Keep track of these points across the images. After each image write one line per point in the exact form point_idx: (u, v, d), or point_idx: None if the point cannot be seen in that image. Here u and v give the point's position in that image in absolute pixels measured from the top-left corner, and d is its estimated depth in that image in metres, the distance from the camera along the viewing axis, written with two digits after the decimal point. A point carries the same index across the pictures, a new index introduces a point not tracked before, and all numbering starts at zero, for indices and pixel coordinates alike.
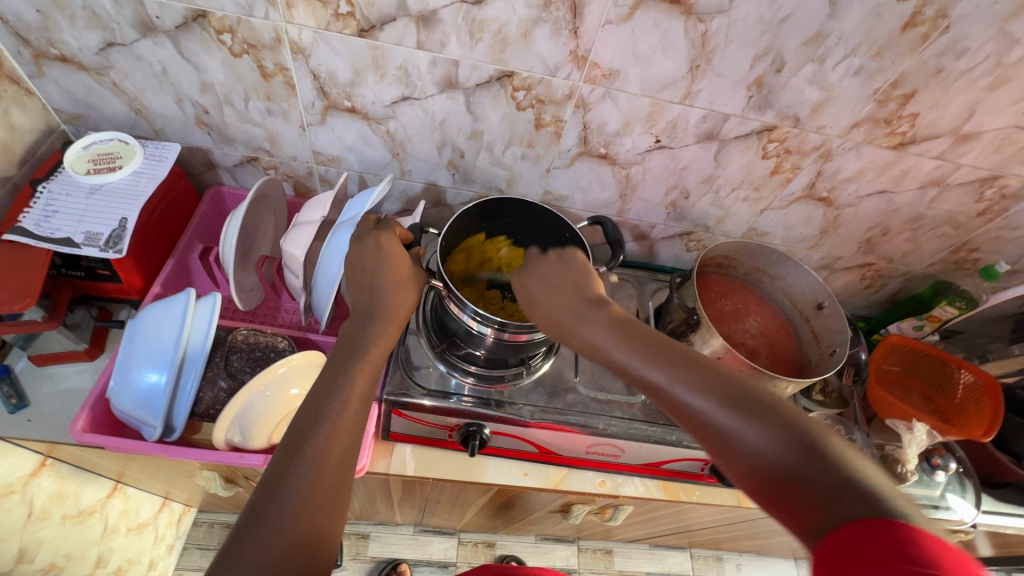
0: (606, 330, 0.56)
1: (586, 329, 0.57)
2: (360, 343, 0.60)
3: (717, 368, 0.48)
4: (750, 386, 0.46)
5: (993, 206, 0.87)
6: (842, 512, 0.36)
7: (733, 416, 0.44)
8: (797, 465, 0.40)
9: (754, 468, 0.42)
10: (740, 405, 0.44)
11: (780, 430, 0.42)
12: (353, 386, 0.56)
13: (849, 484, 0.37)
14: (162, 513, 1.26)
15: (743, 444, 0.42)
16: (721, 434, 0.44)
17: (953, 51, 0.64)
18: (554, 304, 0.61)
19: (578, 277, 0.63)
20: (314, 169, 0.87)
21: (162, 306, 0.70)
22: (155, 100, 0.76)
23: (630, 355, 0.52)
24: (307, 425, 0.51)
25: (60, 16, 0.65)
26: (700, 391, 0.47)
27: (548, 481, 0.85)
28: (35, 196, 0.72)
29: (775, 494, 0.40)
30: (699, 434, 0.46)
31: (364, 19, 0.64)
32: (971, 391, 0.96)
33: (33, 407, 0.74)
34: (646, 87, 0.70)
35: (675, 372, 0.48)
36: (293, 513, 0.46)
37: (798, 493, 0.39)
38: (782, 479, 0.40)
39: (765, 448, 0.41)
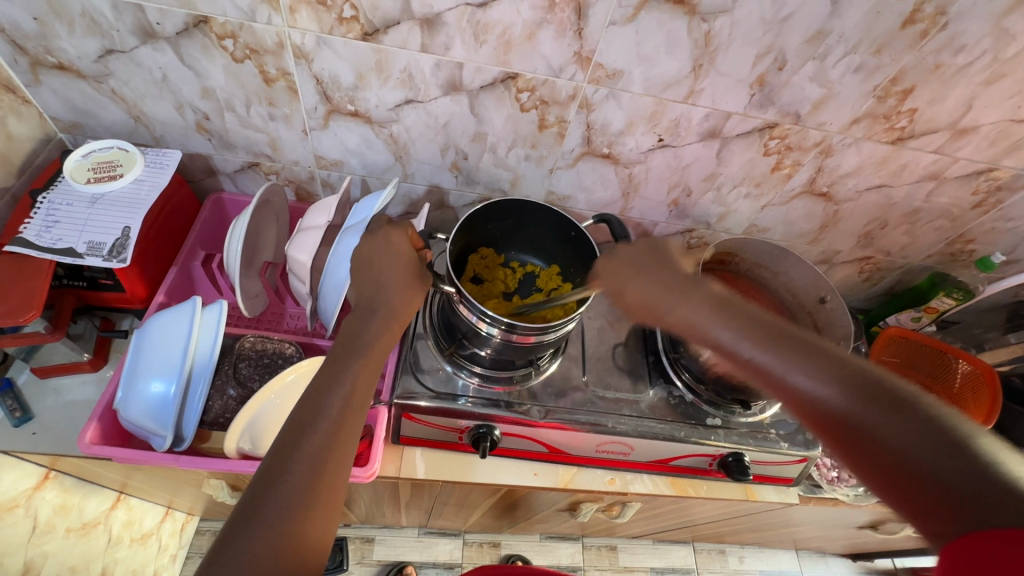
0: (708, 313, 0.55)
1: (683, 310, 0.57)
2: (366, 341, 0.60)
3: (829, 355, 0.48)
4: (864, 375, 0.46)
5: (989, 198, 0.88)
6: (981, 514, 0.38)
7: (845, 403, 0.45)
8: (919, 458, 0.41)
9: (856, 448, 0.44)
10: (859, 394, 0.45)
11: (903, 422, 0.43)
12: (353, 383, 0.56)
13: (985, 483, 0.38)
14: (165, 522, 1.24)
15: (866, 432, 0.44)
16: (835, 420, 0.45)
17: (951, 47, 0.65)
18: (651, 288, 0.59)
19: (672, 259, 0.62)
20: (315, 174, 0.87)
21: (169, 314, 0.70)
22: (155, 107, 0.76)
23: (738, 334, 0.53)
24: (303, 423, 0.51)
25: (58, 23, 0.64)
26: (820, 376, 0.47)
27: (558, 480, 0.85)
28: (34, 206, 0.71)
29: (885, 480, 0.43)
30: (806, 416, 0.48)
31: (368, 23, 0.64)
32: (969, 379, 0.98)
33: (37, 420, 0.74)
34: (649, 87, 0.71)
35: (786, 357, 0.49)
36: (287, 511, 0.46)
37: (920, 486, 0.41)
38: (896, 469, 0.42)
39: (883, 437, 0.43)
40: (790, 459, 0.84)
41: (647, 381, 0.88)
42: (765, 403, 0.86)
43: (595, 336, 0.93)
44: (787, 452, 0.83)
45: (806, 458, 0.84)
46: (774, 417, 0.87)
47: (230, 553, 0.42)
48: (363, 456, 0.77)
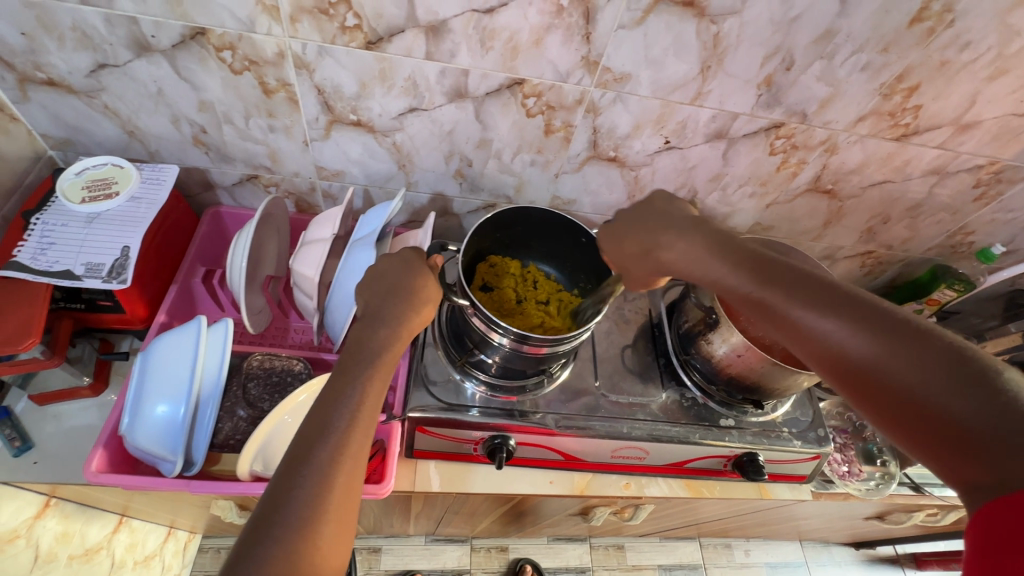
0: (707, 255, 0.56)
1: (681, 248, 0.58)
2: (371, 350, 0.57)
3: (842, 295, 0.47)
4: (876, 313, 0.45)
5: (989, 191, 0.89)
6: (1002, 460, 0.35)
7: (854, 343, 0.44)
8: (930, 395, 0.39)
9: (868, 392, 0.43)
10: (871, 330, 0.44)
11: (917, 360, 0.41)
12: (365, 392, 0.53)
13: (1008, 424, 0.36)
14: (168, 542, 1.22)
15: (874, 371, 0.43)
16: (842, 360, 0.45)
17: (956, 44, 0.65)
18: (657, 238, 0.60)
19: (672, 214, 0.62)
20: (316, 184, 0.85)
21: (174, 335, 0.68)
22: (149, 121, 0.73)
23: (748, 278, 0.53)
24: (313, 437, 0.49)
25: (47, 38, 0.62)
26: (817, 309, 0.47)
27: (574, 487, 0.84)
28: (28, 228, 0.69)
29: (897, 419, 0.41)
30: (815, 358, 0.47)
31: (372, 31, 0.62)
32: None
33: (38, 448, 0.71)
34: (657, 89, 0.70)
35: (792, 299, 0.49)
36: (297, 531, 0.44)
37: (933, 427, 0.39)
38: (908, 412, 0.40)
39: (892, 374, 0.42)
40: (803, 457, 0.84)
41: (659, 384, 0.87)
42: (776, 402, 0.87)
43: (604, 340, 0.92)
44: (801, 450, 0.83)
45: (819, 455, 0.85)
46: (785, 415, 0.87)
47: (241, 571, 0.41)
48: (378, 473, 0.75)
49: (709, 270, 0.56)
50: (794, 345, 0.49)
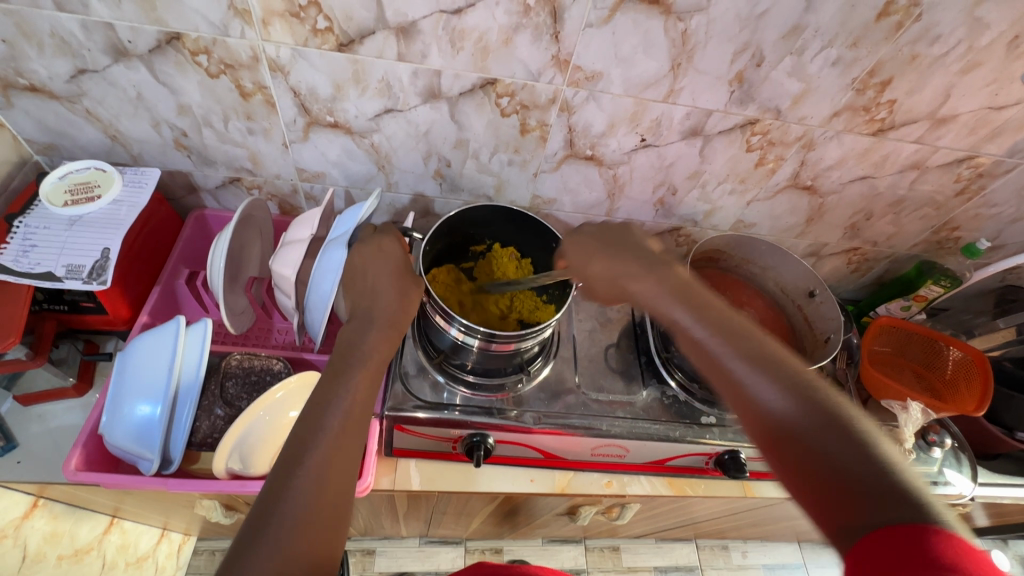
0: (665, 294, 0.57)
1: (638, 286, 0.59)
2: (359, 353, 0.59)
3: (772, 356, 0.49)
4: (801, 375, 0.48)
5: (971, 185, 0.88)
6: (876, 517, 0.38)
7: (777, 393, 0.46)
8: (831, 452, 0.42)
9: (780, 444, 0.45)
10: (807, 405, 0.45)
11: (825, 422, 0.44)
12: (354, 398, 0.54)
13: (889, 487, 0.39)
14: (161, 544, 1.23)
15: (789, 426, 0.45)
16: (774, 421, 0.46)
17: (926, 38, 0.65)
18: (623, 277, 0.61)
19: (642, 249, 0.63)
20: (298, 186, 0.86)
21: (152, 334, 0.69)
22: (131, 125, 0.75)
23: (694, 330, 0.53)
24: (302, 439, 0.50)
25: (27, 44, 0.63)
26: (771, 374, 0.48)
27: (555, 486, 0.85)
28: (11, 230, 0.70)
29: (798, 471, 0.43)
30: (742, 408, 0.48)
31: (343, 33, 0.63)
32: (961, 365, 0.97)
33: (22, 448, 0.72)
34: (629, 87, 0.70)
35: (734, 351, 0.50)
36: (291, 530, 0.44)
37: (829, 482, 0.41)
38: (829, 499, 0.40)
39: (806, 431, 0.44)
40: None
41: (640, 382, 0.87)
42: None
43: (587, 339, 0.92)
44: None
45: None
46: None
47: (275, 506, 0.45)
48: (356, 469, 0.76)
49: (663, 313, 0.57)
50: (724, 392, 0.50)
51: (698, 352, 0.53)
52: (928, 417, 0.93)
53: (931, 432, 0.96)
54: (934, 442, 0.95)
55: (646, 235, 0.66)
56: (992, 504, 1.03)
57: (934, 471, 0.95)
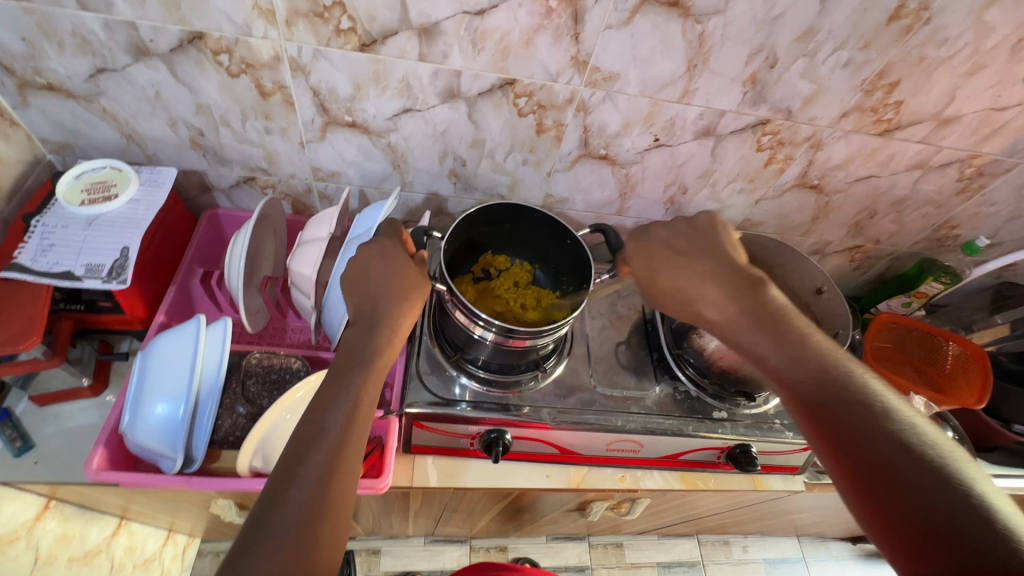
0: (732, 308, 0.57)
1: (717, 296, 0.59)
2: (366, 354, 0.59)
3: (845, 376, 0.49)
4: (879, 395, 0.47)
5: (972, 184, 0.91)
6: (948, 552, 0.38)
7: (856, 415, 0.46)
8: (907, 482, 0.41)
9: (850, 463, 0.45)
10: (869, 415, 0.45)
11: (898, 439, 0.44)
12: (357, 397, 0.55)
13: (960, 511, 0.39)
14: (167, 546, 1.21)
15: (865, 438, 0.44)
16: (841, 436, 0.46)
17: (934, 41, 0.67)
18: (693, 290, 0.61)
19: (721, 254, 0.62)
20: (313, 186, 0.87)
21: (173, 333, 0.69)
22: (147, 124, 0.75)
23: (766, 342, 0.54)
24: (308, 438, 0.51)
25: (47, 43, 0.63)
26: (837, 391, 0.48)
27: (570, 481, 0.86)
28: (28, 230, 0.70)
29: (867, 500, 0.43)
30: (817, 434, 0.48)
31: (366, 34, 0.64)
32: (959, 359, 0.99)
33: (39, 448, 0.72)
34: (645, 88, 0.72)
35: (805, 365, 0.50)
36: (293, 529, 0.44)
37: (895, 498, 0.41)
38: (890, 507, 0.41)
39: (877, 446, 0.44)
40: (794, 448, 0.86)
41: (652, 378, 0.88)
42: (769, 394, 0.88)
43: (598, 336, 0.93)
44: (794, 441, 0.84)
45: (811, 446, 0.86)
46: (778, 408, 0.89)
47: (283, 496, 0.46)
48: (375, 468, 0.76)
49: (728, 324, 0.58)
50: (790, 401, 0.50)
51: (766, 367, 0.53)
52: (930, 410, 0.95)
53: (933, 425, 0.98)
54: None
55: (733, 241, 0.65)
56: (991, 495, 1.05)
57: None
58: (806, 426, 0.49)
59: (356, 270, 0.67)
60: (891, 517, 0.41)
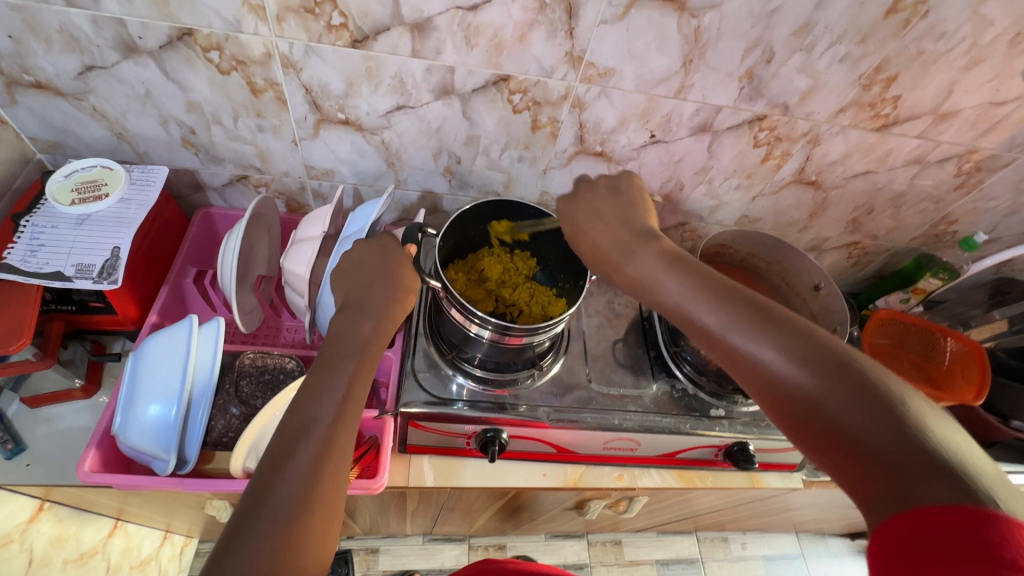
0: (657, 265, 0.55)
1: (633, 259, 0.57)
2: (353, 343, 0.59)
3: (780, 319, 0.47)
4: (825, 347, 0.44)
5: (970, 179, 0.90)
6: (920, 488, 0.35)
7: (806, 378, 0.43)
8: (849, 422, 0.39)
9: (794, 412, 0.43)
10: (804, 359, 0.43)
11: (833, 379, 0.41)
12: (348, 386, 0.54)
13: (921, 455, 0.36)
14: (164, 547, 1.21)
15: (817, 406, 0.42)
16: (780, 388, 0.44)
17: (932, 34, 0.66)
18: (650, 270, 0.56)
19: (631, 219, 0.62)
20: (306, 184, 0.86)
21: (164, 334, 0.69)
22: (138, 122, 0.74)
23: (686, 298, 0.52)
24: (298, 428, 0.50)
25: (34, 41, 0.62)
26: (767, 337, 0.46)
27: (567, 480, 0.85)
28: (18, 230, 0.69)
29: (818, 447, 0.41)
30: (756, 386, 0.46)
31: (357, 29, 0.63)
32: (958, 356, 1.00)
33: (31, 451, 0.72)
34: (641, 83, 0.71)
35: (731, 315, 0.48)
36: (283, 521, 0.44)
37: (854, 455, 0.39)
38: (841, 451, 0.39)
39: (830, 405, 0.41)
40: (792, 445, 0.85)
41: (649, 376, 0.88)
42: None
43: (595, 334, 0.93)
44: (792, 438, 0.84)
45: None
46: None
47: (272, 488, 0.46)
48: (371, 468, 0.75)
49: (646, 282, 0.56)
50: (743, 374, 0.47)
51: (693, 324, 0.51)
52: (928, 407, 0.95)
53: None
54: None
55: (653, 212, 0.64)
56: None
57: None
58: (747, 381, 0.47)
59: (351, 269, 0.66)
60: (843, 461, 0.39)
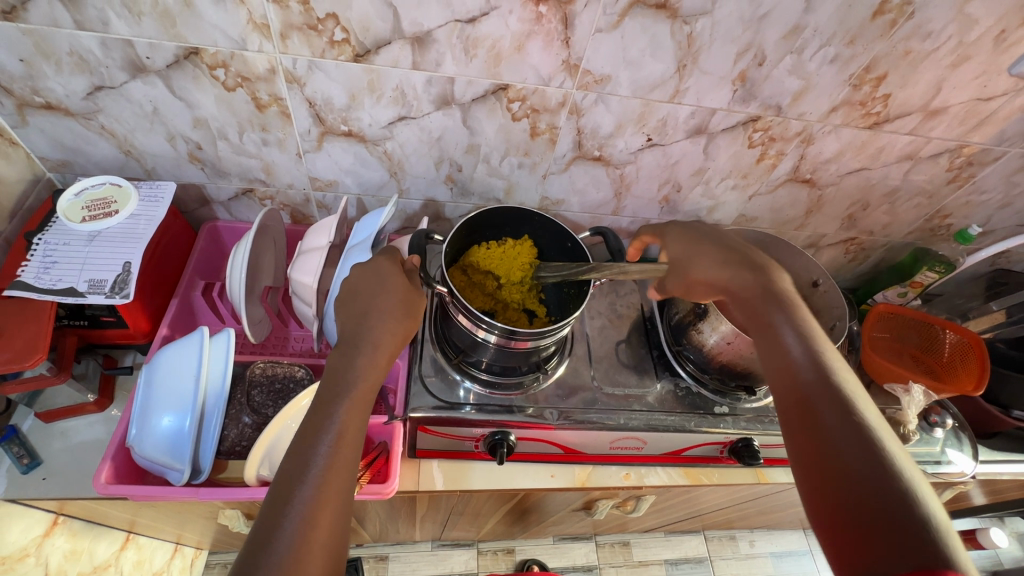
0: (754, 289, 0.62)
1: (732, 275, 0.64)
2: (349, 376, 0.59)
3: (832, 365, 0.52)
4: (843, 386, 0.50)
5: (962, 173, 0.92)
6: (887, 533, 0.39)
7: (823, 398, 0.49)
8: (849, 457, 0.44)
9: (808, 431, 0.48)
10: (842, 400, 0.49)
11: (854, 423, 0.46)
12: (350, 409, 0.56)
13: (902, 500, 0.41)
14: (175, 559, 1.21)
15: (821, 421, 0.48)
16: (805, 406, 0.50)
17: (919, 34, 0.68)
18: (719, 277, 0.65)
19: (730, 246, 0.68)
20: (310, 196, 0.87)
21: (176, 346, 0.70)
22: (146, 140, 0.75)
23: (773, 316, 0.58)
24: (292, 475, 0.51)
25: (45, 63, 0.64)
26: (817, 371, 0.52)
27: (574, 480, 0.86)
28: (30, 248, 0.71)
29: (814, 470, 0.46)
30: (786, 399, 0.52)
31: (359, 44, 0.65)
32: (957, 348, 1.00)
33: (47, 465, 0.73)
34: (636, 89, 0.73)
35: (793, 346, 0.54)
36: (280, 575, 0.45)
37: (841, 487, 0.43)
38: (830, 480, 0.44)
39: (832, 426, 0.47)
40: None
41: (653, 375, 0.89)
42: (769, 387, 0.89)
43: (598, 335, 0.94)
44: None
45: None
46: None
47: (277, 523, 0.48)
48: (381, 473, 0.76)
49: (740, 295, 0.63)
50: (771, 371, 0.55)
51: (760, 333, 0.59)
52: (929, 398, 0.96)
53: (932, 413, 1.00)
54: (936, 423, 0.99)
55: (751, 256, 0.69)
56: (992, 482, 1.06)
57: (937, 450, 0.99)
58: (783, 397, 0.53)
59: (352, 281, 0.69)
60: (828, 488, 0.44)
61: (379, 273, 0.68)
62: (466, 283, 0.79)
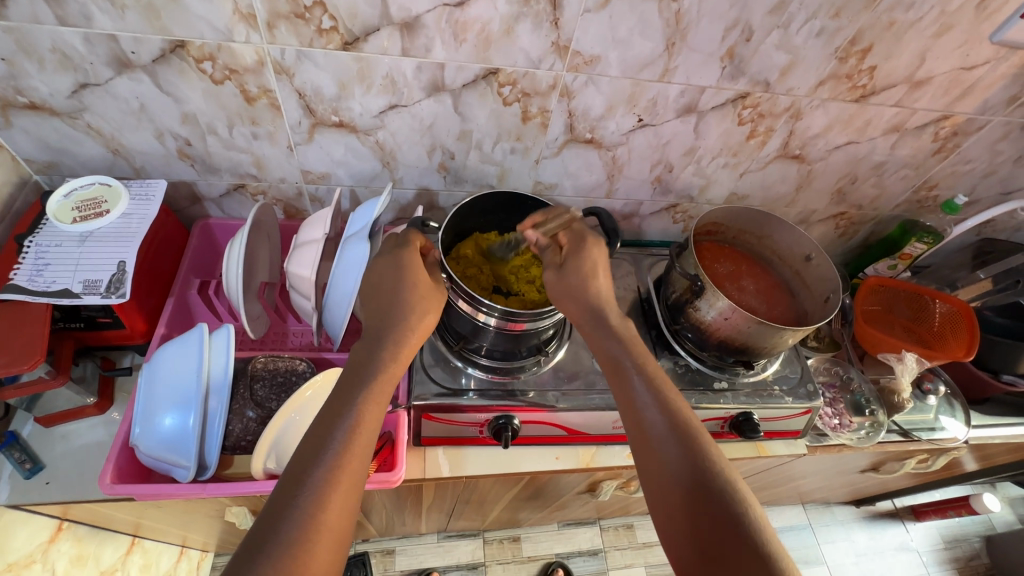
0: (606, 334, 0.67)
1: (594, 330, 0.68)
2: (373, 368, 0.61)
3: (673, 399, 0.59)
4: (687, 425, 0.56)
5: (947, 144, 0.93)
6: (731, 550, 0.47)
7: (664, 429, 0.56)
8: (688, 483, 0.52)
9: (657, 463, 0.55)
10: (680, 433, 0.56)
11: (688, 455, 0.54)
12: (364, 402, 0.57)
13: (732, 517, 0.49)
14: (181, 562, 1.20)
15: (666, 454, 0.55)
16: (653, 440, 0.56)
17: (902, 5, 0.69)
18: (582, 311, 0.69)
19: (591, 281, 0.70)
20: (303, 189, 0.87)
21: (176, 344, 0.70)
22: (134, 138, 0.75)
23: (627, 361, 0.63)
24: (306, 460, 0.52)
25: (27, 61, 0.63)
26: (662, 405, 0.58)
27: (579, 461, 0.87)
28: (22, 251, 0.70)
29: (668, 500, 0.53)
30: (637, 440, 0.58)
31: (348, 32, 0.64)
32: (947, 318, 1.03)
33: (49, 469, 0.72)
34: (626, 69, 0.73)
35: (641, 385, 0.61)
36: (293, 552, 0.45)
37: (689, 510, 0.51)
38: (679, 506, 0.52)
39: (674, 459, 0.54)
40: (796, 412, 0.88)
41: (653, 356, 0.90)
42: (767, 361, 0.91)
43: None
44: (793, 405, 0.87)
45: (810, 410, 0.88)
46: (776, 374, 0.91)
47: (289, 505, 0.48)
48: (389, 461, 0.77)
49: (598, 340, 0.67)
50: (629, 428, 0.59)
51: (617, 374, 0.64)
52: (922, 366, 0.98)
53: (925, 381, 1.03)
54: (930, 391, 1.01)
55: (601, 265, 0.71)
56: (985, 446, 1.09)
57: (931, 418, 1.02)
58: (634, 432, 0.59)
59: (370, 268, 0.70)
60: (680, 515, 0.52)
61: (391, 259, 0.69)
62: (464, 273, 0.78)
